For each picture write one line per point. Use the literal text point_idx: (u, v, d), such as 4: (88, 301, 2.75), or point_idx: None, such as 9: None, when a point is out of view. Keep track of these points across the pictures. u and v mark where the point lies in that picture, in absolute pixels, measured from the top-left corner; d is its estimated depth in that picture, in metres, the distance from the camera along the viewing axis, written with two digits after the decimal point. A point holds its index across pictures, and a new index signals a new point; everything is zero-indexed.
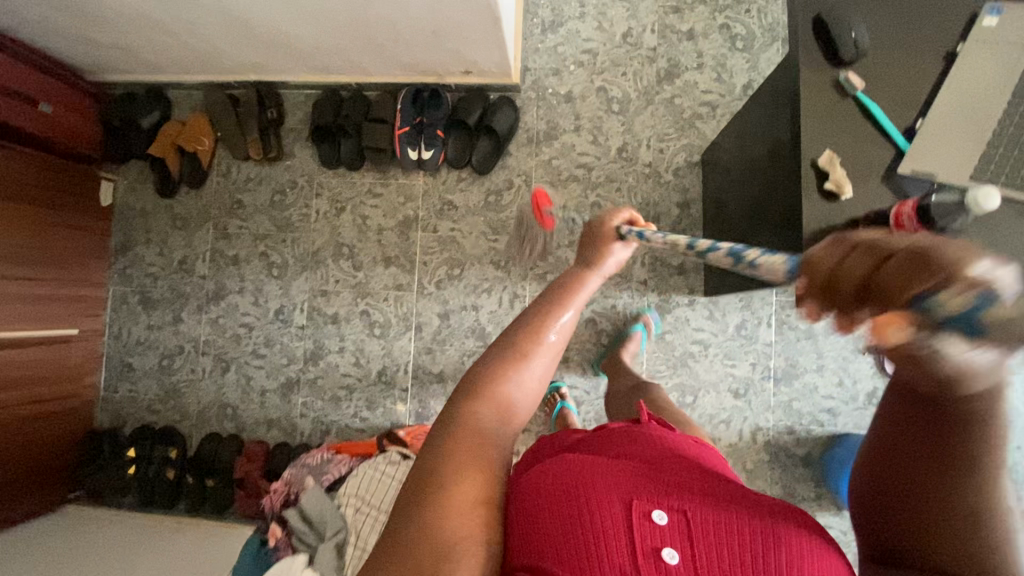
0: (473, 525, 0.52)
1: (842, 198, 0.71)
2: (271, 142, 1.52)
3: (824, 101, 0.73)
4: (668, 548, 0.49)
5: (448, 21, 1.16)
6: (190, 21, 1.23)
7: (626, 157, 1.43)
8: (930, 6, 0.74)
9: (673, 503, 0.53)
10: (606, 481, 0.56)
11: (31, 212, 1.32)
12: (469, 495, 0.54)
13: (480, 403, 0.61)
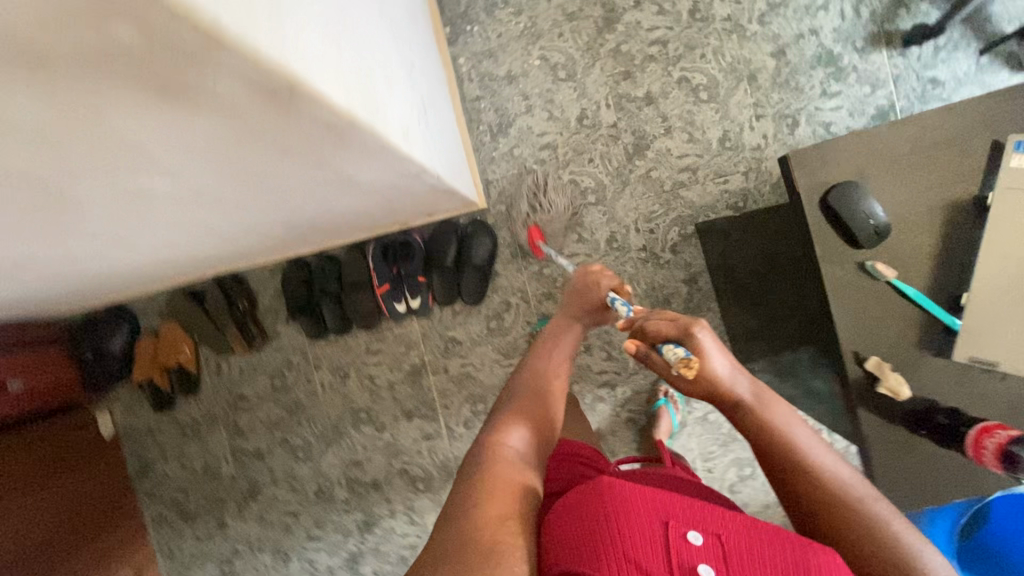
0: (513, 531, 0.58)
1: (901, 398, 0.67)
2: (253, 330, 1.44)
3: (856, 294, 0.68)
4: (702, 565, 0.54)
5: (402, 204, 1.07)
6: (135, 270, 1.13)
7: (618, 247, 1.35)
8: (939, 159, 0.68)
9: (707, 525, 0.57)
10: (650, 495, 0.59)
11: (51, 491, 1.25)
12: (502, 512, 0.60)
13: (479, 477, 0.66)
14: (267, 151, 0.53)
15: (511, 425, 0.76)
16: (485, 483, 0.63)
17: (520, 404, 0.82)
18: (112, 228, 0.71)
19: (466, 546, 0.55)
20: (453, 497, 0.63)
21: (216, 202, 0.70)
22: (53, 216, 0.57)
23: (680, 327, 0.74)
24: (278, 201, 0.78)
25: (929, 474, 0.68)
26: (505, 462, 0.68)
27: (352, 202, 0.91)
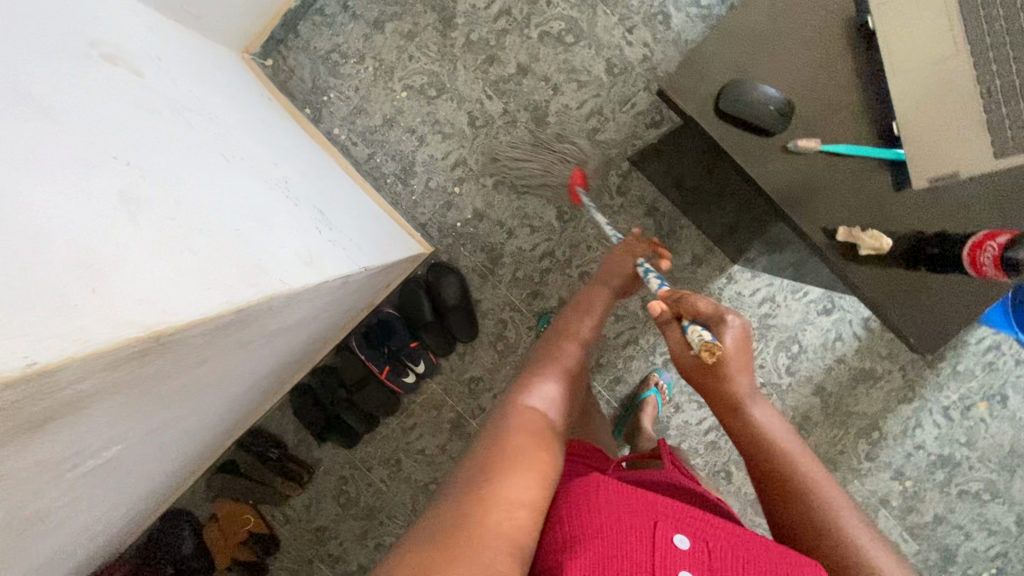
0: (521, 525, 0.56)
1: (886, 246, 0.73)
2: (296, 469, 1.45)
3: (791, 171, 0.75)
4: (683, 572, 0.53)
5: (351, 305, 1.07)
6: (160, 487, 1.11)
7: (571, 216, 1.32)
8: (798, 30, 0.77)
9: (695, 533, 0.57)
10: (641, 502, 0.59)
11: None
12: (511, 496, 0.58)
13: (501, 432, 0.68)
14: (189, 373, 0.54)
15: (541, 387, 0.77)
16: (505, 445, 0.64)
17: (556, 364, 0.83)
18: (110, 488, 0.69)
19: (464, 529, 0.53)
20: (470, 463, 0.63)
21: (186, 416, 0.70)
22: (48, 524, 0.56)
23: (717, 312, 0.74)
24: (237, 378, 0.77)
25: (928, 305, 0.76)
26: (532, 427, 0.69)
27: (307, 331, 0.90)
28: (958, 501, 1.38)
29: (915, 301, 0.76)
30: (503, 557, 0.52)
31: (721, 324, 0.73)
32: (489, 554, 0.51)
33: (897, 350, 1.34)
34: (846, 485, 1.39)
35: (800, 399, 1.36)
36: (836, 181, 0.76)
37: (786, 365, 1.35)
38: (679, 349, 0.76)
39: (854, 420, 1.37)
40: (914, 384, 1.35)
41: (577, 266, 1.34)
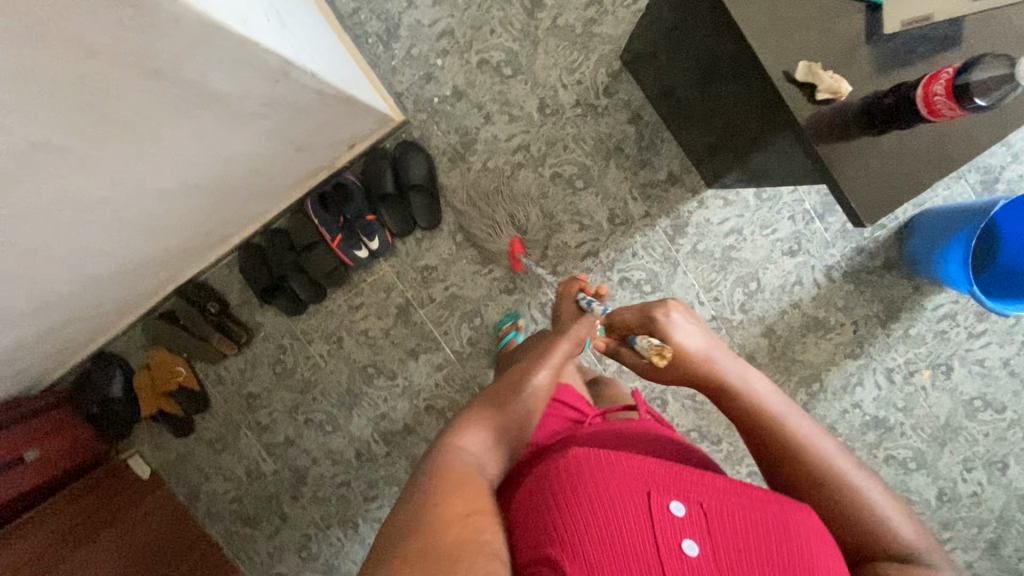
0: (484, 525, 0.55)
1: (842, 95, 0.79)
2: (234, 329, 1.42)
3: (764, 14, 0.81)
4: (687, 539, 0.55)
5: (304, 134, 0.99)
6: (86, 300, 1.08)
7: (552, 110, 1.28)
8: None
9: (686, 495, 0.58)
10: (630, 469, 0.60)
11: (120, 527, 1.31)
12: (466, 511, 0.55)
13: (451, 465, 0.62)
14: (54, 27, 0.45)
15: (476, 425, 0.69)
16: (450, 483, 0.58)
17: (500, 400, 0.73)
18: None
19: (426, 548, 0.51)
20: (416, 502, 0.56)
21: (81, 162, 0.63)
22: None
23: (650, 314, 0.79)
24: (153, 149, 0.70)
25: (873, 169, 0.83)
26: (474, 471, 0.62)
27: (246, 138, 0.85)
28: (884, 465, 1.38)
29: (863, 168, 0.83)
30: (479, 558, 0.51)
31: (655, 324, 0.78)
32: (465, 556, 0.50)
33: (854, 304, 1.32)
34: None
35: (748, 338, 1.34)
36: (805, 25, 0.81)
37: (741, 301, 1.33)
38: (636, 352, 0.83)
39: (798, 368, 1.35)
40: (863, 341, 1.34)
41: (549, 165, 1.30)
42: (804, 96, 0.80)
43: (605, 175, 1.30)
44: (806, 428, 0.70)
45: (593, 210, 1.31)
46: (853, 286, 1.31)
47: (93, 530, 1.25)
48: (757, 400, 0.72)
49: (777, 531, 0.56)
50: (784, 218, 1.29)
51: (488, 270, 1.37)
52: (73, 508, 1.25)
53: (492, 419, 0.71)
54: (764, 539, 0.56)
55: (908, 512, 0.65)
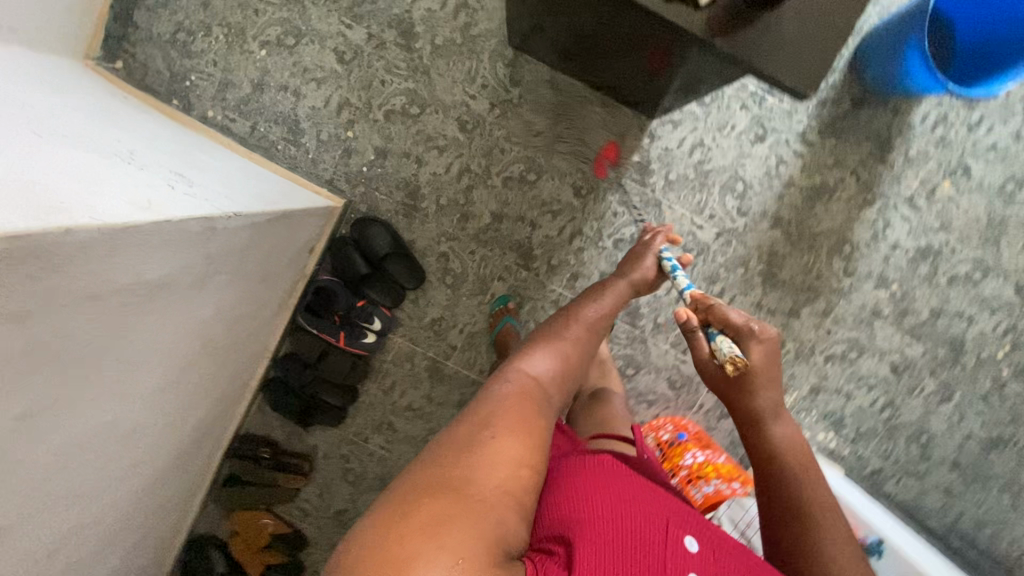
0: (521, 485, 0.59)
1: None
2: (294, 462, 1.44)
3: None
4: (690, 570, 0.57)
5: (260, 266, 0.99)
6: (149, 508, 1.10)
7: (474, 124, 1.26)
8: None
9: (699, 538, 0.62)
10: (655, 504, 0.64)
11: None
12: (511, 462, 0.60)
13: (511, 398, 0.68)
14: None
15: (542, 356, 0.77)
16: (505, 417, 0.64)
17: (564, 337, 0.82)
18: (26, 498, 0.66)
19: (459, 476, 0.57)
20: (473, 423, 0.63)
21: (68, 406, 0.64)
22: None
23: (749, 327, 0.81)
24: (127, 356, 0.71)
25: (792, 42, 0.80)
26: (534, 398, 0.70)
27: (208, 299, 0.85)
28: (951, 288, 1.33)
29: (779, 48, 0.80)
30: (506, 509, 0.56)
31: (751, 340, 0.80)
32: (489, 511, 0.54)
33: (844, 154, 1.27)
34: (834, 308, 1.35)
35: (760, 236, 1.30)
36: None
37: (737, 206, 1.29)
38: (705, 354, 0.83)
39: (823, 240, 1.31)
40: (871, 185, 1.28)
41: (497, 174, 1.28)
42: (689, 8, 0.78)
43: (552, 158, 1.27)
44: (834, 512, 0.75)
45: (557, 193, 1.29)
46: (835, 139, 1.26)
47: None
48: (786, 439, 0.79)
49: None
50: (736, 110, 1.25)
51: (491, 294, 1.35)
52: None
53: (549, 365, 0.77)
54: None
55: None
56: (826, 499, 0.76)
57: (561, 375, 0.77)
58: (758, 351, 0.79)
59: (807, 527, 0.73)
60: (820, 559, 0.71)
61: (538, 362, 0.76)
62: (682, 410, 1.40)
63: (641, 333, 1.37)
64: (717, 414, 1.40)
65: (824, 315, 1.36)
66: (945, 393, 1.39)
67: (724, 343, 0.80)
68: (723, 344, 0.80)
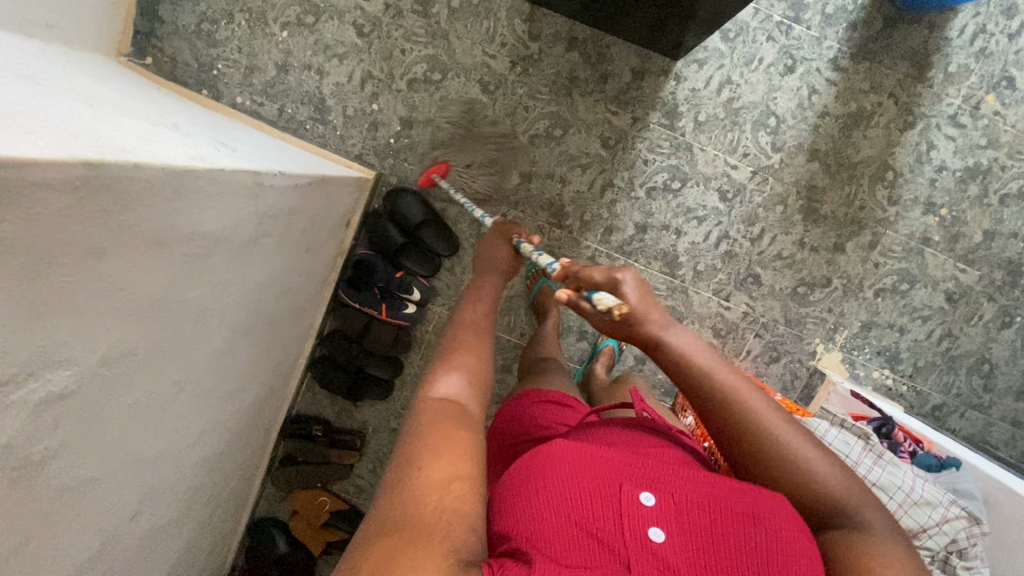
0: (459, 495, 0.53)
1: None
2: (347, 438, 1.46)
3: None
4: (654, 527, 0.53)
5: (304, 235, 1.01)
6: (216, 483, 1.13)
7: (496, 84, 1.26)
8: None
9: (659, 488, 0.57)
10: (597, 461, 0.59)
11: None
12: (442, 474, 0.54)
13: (426, 419, 0.61)
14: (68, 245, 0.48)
15: (452, 370, 0.69)
16: (425, 440, 0.58)
17: (457, 353, 0.72)
18: (110, 454, 0.69)
19: (393, 514, 0.51)
20: (393, 462, 0.57)
21: (143, 361, 0.67)
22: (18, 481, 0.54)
23: (610, 276, 0.74)
24: (192, 316, 0.73)
25: None
26: (451, 414, 0.62)
27: (258, 264, 0.87)
28: (1003, 208, 1.28)
29: None
30: (451, 523, 0.50)
31: (618, 285, 0.73)
32: (429, 542, 0.48)
33: (880, 78, 1.23)
34: (881, 240, 1.31)
35: (798, 171, 1.28)
36: None
37: (771, 142, 1.27)
38: (595, 318, 0.73)
39: (863, 170, 1.28)
40: (911, 106, 1.24)
41: (523, 133, 1.28)
42: None
43: (577, 110, 1.26)
44: (749, 393, 0.69)
45: (585, 146, 1.28)
46: (869, 62, 1.22)
47: None
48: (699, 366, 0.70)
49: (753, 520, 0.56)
50: (763, 43, 1.22)
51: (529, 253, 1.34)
52: None
53: (463, 373, 0.69)
54: (732, 530, 0.55)
55: (854, 475, 0.66)
56: (740, 386, 0.69)
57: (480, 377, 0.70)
58: (627, 294, 0.72)
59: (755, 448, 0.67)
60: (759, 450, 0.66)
61: (447, 375, 0.68)
62: (729, 358, 1.38)
63: (681, 283, 1.35)
64: (766, 359, 1.38)
65: (871, 248, 1.32)
66: (1006, 317, 1.34)
67: (598, 297, 0.69)
68: (602, 300, 0.69)
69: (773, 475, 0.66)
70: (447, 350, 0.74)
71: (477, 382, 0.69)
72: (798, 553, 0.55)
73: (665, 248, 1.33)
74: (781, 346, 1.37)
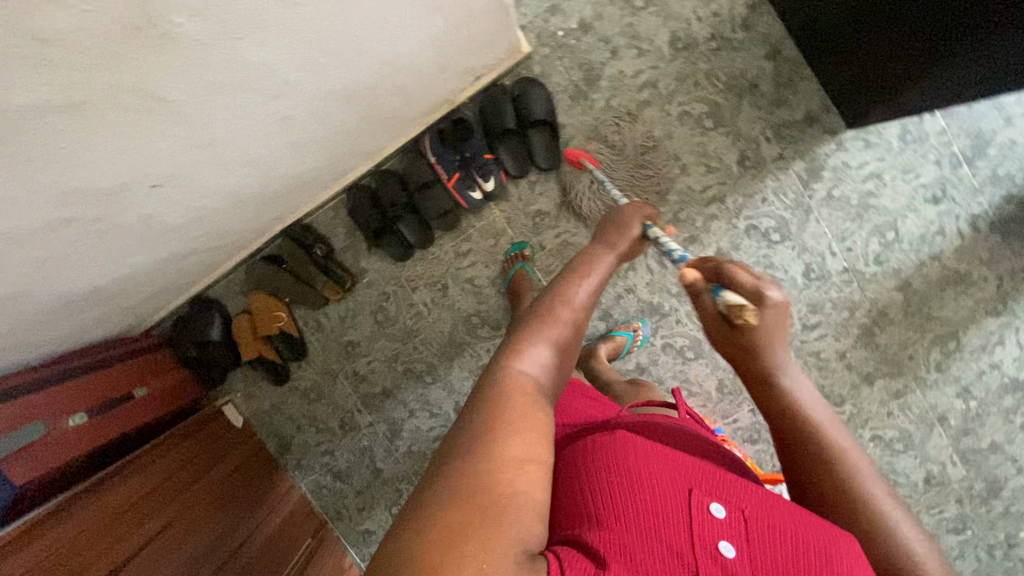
0: (532, 480, 0.49)
1: None
2: (339, 274, 1.39)
3: None
4: (724, 541, 0.50)
5: (456, 49, 0.95)
6: (214, 226, 1.06)
7: (684, 45, 1.22)
8: None
9: (732, 498, 0.54)
10: (671, 463, 0.55)
11: (211, 467, 1.27)
12: (523, 454, 0.50)
13: (507, 393, 0.55)
14: None
15: (537, 344, 0.62)
16: (505, 414, 0.52)
17: (551, 326, 0.65)
18: (199, 98, 0.61)
19: (462, 479, 0.47)
20: (467, 426, 0.52)
21: (297, 29, 0.61)
22: (144, 34, 0.48)
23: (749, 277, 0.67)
24: (350, 27, 0.68)
25: None
26: (533, 395, 0.57)
27: (417, 36, 0.81)
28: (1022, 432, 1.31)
29: None
30: (522, 511, 0.47)
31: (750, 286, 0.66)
32: (504, 515, 0.45)
33: (1000, 257, 1.24)
34: (905, 395, 1.32)
35: (881, 292, 1.28)
36: None
37: (876, 253, 1.26)
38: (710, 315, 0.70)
39: (934, 326, 1.28)
40: (1008, 298, 1.26)
41: (678, 104, 1.24)
42: None
43: (737, 115, 1.23)
44: (844, 431, 0.63)
45: (722, 151, 1.25)
46: (1001, 237, 1.23)
47: (184, 464, 1.22)
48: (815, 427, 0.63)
49: (818, 555, 0.50)
50: (928, 162, 1.22)
51: (595, 225, 1.30)
52: (168, 445, 1.24)
53: (550, 355, 0.62)
54: (803, 559, 0.49)
55: (918, 528, 0.58)
56: (830, 420, 0.64)
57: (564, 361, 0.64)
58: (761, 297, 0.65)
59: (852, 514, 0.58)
60: (836, 484, 0.60)
61: (532, 351, 0.61)
62: (714, 416, 1.35)
63: None
64: (743, 436, 1.36)
65: (894, 397, 1.32)
66: (958, 525, 1.34)
67: (726, 296, 0.67)
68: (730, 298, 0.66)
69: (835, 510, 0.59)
70: (538, 321, 0.65)
71: (561, 366, 0.64)
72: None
73: None
74: (764, 433, 1.35)
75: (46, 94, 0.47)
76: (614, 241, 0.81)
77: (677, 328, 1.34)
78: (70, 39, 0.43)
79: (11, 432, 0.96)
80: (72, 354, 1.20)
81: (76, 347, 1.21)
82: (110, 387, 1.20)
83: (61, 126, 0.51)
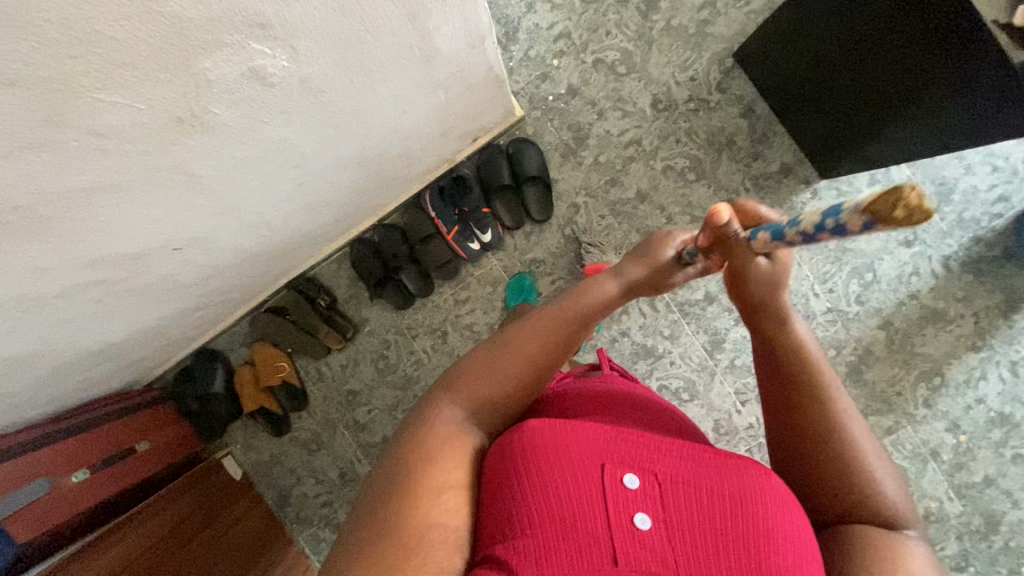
0: (444, 510, 0.57)
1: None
2: (341, 324, 1.44)
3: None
4: (639, 513, 0.55)
5: (457, 116, 1.03)
6: (225, 281, 1.10)
7: (666, 106, 1.32)
8: None
9: (642, 465, 0.58)
10: (573, 445, 0.59)
11: (212, 521, 1.25)
12: (433, 485, 0.58)
13: (427, 432, 0.62)
14: None
15: (480, 382, 0.67)
16: (419, 457, 0.60)
17: (503, 359, 0.69)
18: (224, 169, 0.67)
19: (382, 528, 0.55)
20: (387, 468, 0.60)
21: (319, 110, 0.67)
22: (186, 123, 0.53)
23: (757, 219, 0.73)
24: (365, 107, 0.75)
25: None
26: (455, 433, 0.63)
27: (422, 109, 0.88)
28: (1014, 465, 1.31)
29: None
30: (435, 540, 0.55)
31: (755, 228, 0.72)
32: (419, 549, 0.53)
33: (974, 294, 1.31)
34: (897, 431, 1.34)
35: (865, 331, 1.33)
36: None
37: (857, 293, 1.33)
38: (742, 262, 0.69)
39: (917, 361, 1.33)
40: (985, 333, 1.31)
41: (661, 159, 1.33)
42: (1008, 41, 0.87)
43: (717, 168, 1.32)
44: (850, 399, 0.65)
45: (706, 201, 1.32)
46: (974, 276, 1.30)
47: (186, 516, 1.21)
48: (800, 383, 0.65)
49: (739, 500, 0.56)
50: None
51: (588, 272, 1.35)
52: (171, 499, 1.23)
53: (491, 389, 0.67)
54: (701, 516, 0.55)
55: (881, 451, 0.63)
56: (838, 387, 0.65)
57: (511, 396, 0.68)
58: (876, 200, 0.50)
59: (826, 466, 0.62)
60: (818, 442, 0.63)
61: (472, 384, 0.67)
62: None
63: (713, 365, 1.36)
64: None
65: (887, 433, 1.33)
66: (960, 562, 1.31)
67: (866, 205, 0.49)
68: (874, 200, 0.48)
69: (843, 485, 0.61)
70: (496, 350, 0.70)
71: (509, 397, 0.68)
72: (808, 551, 0.55)
73: (718, 327, 1.36)
74: None
75: (95, 177, 0.52)
76: (625, 270, 0.77)
77: (672, 369, 1.37)
78: (125, 132, 0.49)
79: (16, 491, 0.95)
80: (79, 409, 1.21)
81: (81, 403, 1.22)
82: (112, 442, 1.20)
83: (105, 201, 0.57)
